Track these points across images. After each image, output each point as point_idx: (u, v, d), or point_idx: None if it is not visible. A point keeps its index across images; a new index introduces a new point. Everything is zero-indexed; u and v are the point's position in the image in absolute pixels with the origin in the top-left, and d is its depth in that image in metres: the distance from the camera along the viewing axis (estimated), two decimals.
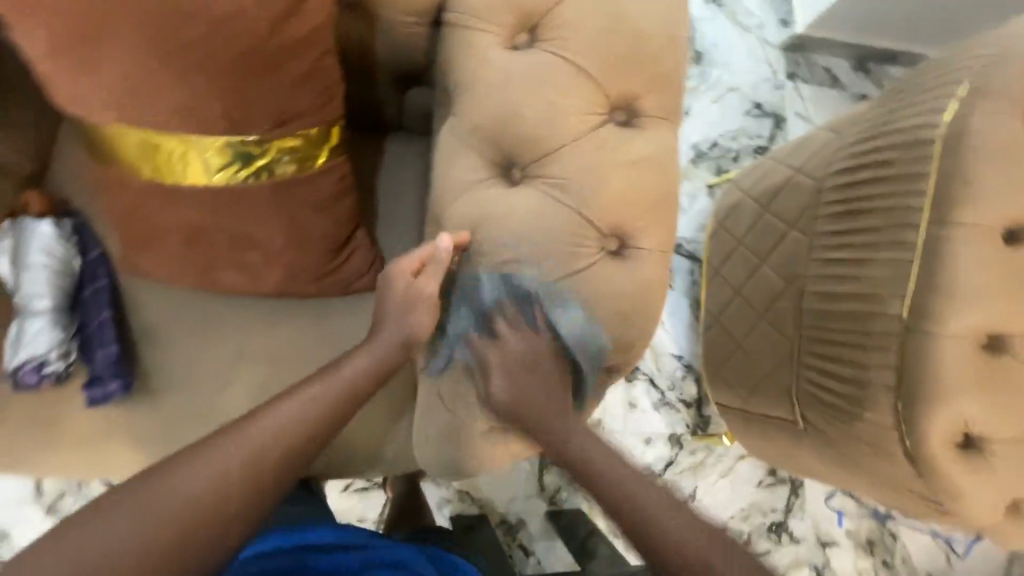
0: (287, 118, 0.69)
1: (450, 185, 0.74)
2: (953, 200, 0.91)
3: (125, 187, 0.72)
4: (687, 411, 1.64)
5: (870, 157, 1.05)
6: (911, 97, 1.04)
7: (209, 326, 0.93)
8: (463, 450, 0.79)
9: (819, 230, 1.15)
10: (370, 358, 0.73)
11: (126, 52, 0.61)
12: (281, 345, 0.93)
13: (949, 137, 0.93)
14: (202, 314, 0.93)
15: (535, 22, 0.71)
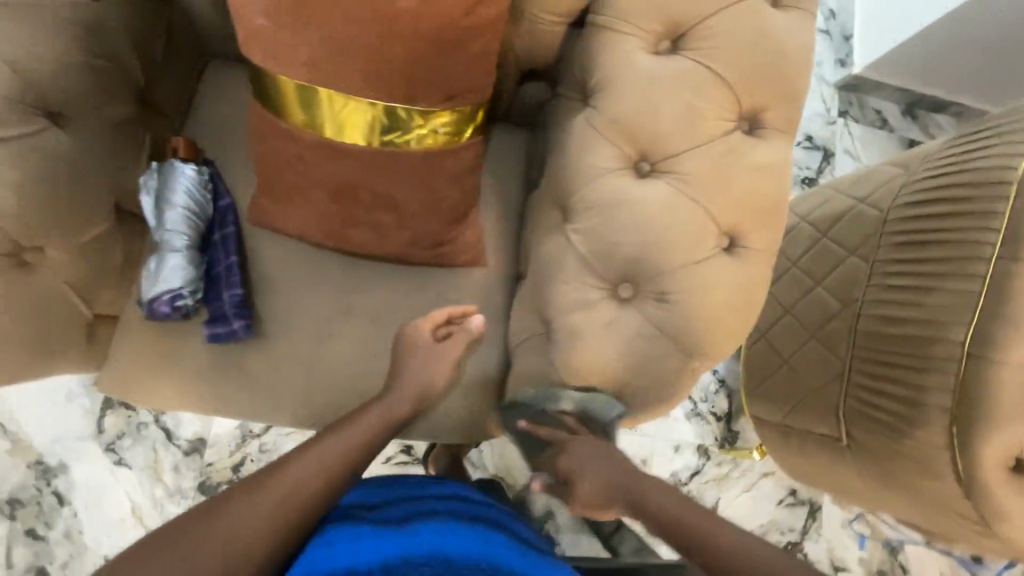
0: (454, 93, 0.74)
1: (584, 172, 0.80)
2: None
3: (291, 140, 0.79)
4: (717, 424, 1.69)
5: (943, 194, 1.12)
6: (987, 141, 1.11)
7: (320, 281, 0.99)
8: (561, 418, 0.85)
9: (884, 257, 1.22)
10: (390, 405, 0.85)
11: (333, 18, 0.66)
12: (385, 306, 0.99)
13: None
14: (314, 269, 0.98)
15: (680, 32, 0.78)
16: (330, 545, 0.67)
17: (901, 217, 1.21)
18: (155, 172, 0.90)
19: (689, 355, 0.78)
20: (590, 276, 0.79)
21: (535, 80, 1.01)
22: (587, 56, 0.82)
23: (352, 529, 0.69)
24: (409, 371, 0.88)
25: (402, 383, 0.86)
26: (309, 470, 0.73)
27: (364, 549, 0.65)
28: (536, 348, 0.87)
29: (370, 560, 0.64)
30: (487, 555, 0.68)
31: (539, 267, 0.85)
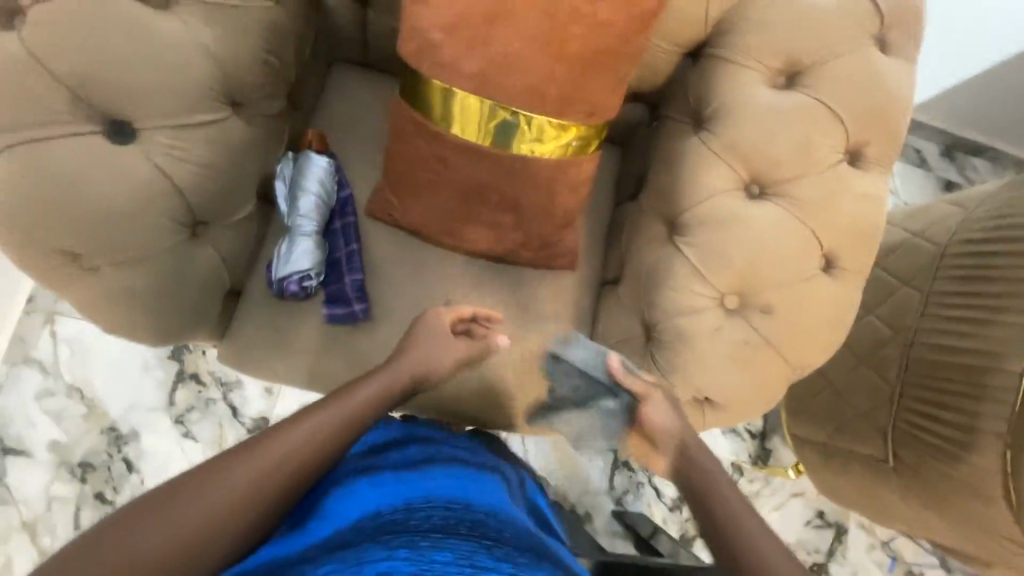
0: (596, 111, 0.83)
1: (699, 188, 0.88)
2: None
3: (435, 141, 0.87)
4: (750, 442, 1.66)
5: (1005, 232, 1.12)
6: None
7: (420, 270, 1.02)
8: None
9: (938, 289, 1.21)
10: (388, 378, 0.80)
11: (512, 39, 0.77)
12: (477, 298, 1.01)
13: None
14: (416, 258, 1.02)
15: (797, 69, 0.86)
16: (355, 492, 0.67)
17: (957, 252, 1.20)
18: (290, 160, 0.98)
19: (787, 362, 0.86)
20: (700, 284, 0.86)
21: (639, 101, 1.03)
22: (704, 84, 0.90)
23: (365, 480, 0.69)
24: (422, 349, 0.85)
25: (414, 370, 0.83)
26: (310, 431, 0.69)
27: (382, 497, 0.65)
28: (638, 350, 0.93)
29: (391, 504, 0.64)
30: (501, 501, 0.69)
31: (645, 272, 0.92)
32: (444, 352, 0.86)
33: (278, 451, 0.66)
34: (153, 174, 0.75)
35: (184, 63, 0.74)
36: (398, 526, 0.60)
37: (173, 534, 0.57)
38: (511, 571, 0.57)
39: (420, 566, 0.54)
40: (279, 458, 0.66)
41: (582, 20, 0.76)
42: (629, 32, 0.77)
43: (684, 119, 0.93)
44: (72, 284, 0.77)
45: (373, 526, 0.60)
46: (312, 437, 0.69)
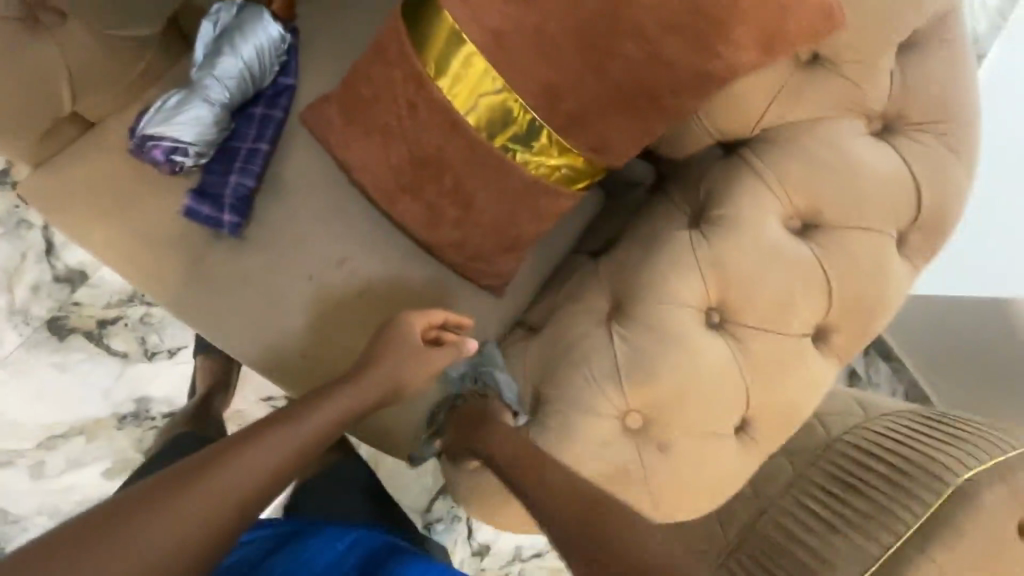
0: (602, 149, 0.69)
1: (663, 288, 0.76)
2: (955, 526, 0.79)
3: (413, 83, 0.69)
4: None
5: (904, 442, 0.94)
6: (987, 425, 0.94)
7: (324, 213, 0.81)
8: None
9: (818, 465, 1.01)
10: (357, 396, 0.69)
11: (554, 18, 0.61)
12: (372, 276, 0.82)
13: (994, 469, 0.83)
14: (327, 195, 0.81)
15: (816, 220, 0.77)
16: None
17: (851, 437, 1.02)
18: (237, 7, 0.77)
19: (654, 510, 0.76)
20: (611, 389, 0.74)
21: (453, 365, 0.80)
22: (722, 185, 0.79)
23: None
24: (390, 362, 0.72)
25: (388, 384, 0.72)
26: (262, 458, 0.57)
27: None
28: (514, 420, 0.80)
29: None
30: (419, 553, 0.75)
31: (562, 343, 0.79)
32: (401, 353, 0.73)
33: (220, 491, 0.52)
34: None
35: None
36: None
37: None
38: None
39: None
40: (272, 472, 0.57)
41: (641, 41, 0.60)
42: (682, 87, 0.63)
43: (702, 199, 0.81)
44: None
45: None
46: (255, 469, 0.56)
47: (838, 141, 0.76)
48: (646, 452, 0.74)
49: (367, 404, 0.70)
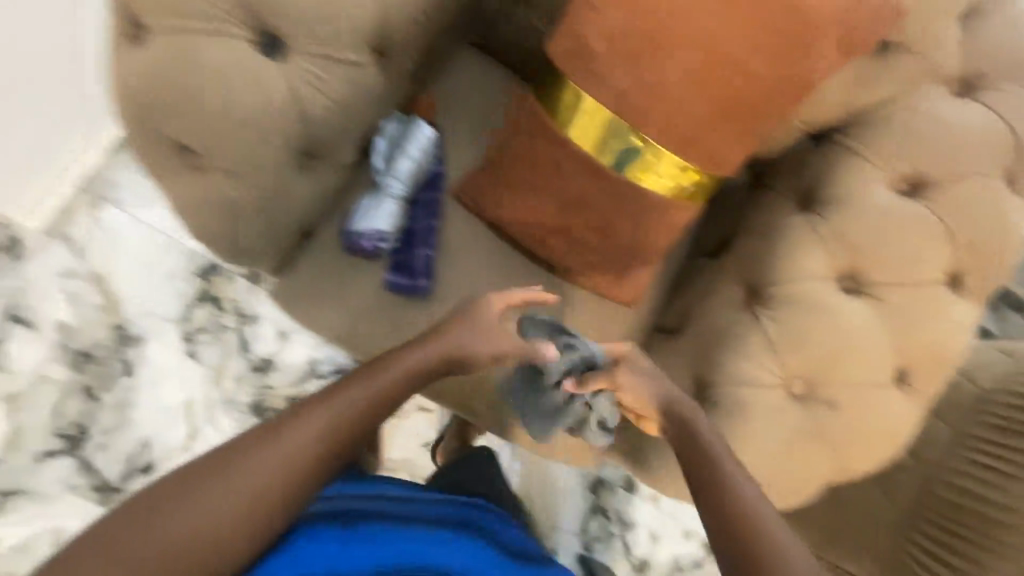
0: (721, 161, 0.81)
1: (794, 268, 0.87)
2: None
3: (555, 145, 0.86)
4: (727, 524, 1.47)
5: None
6: None
7: (488, 265, 1.00)
8: None
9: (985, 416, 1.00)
10: (419, 359, 0.80)
11: (667, 69, 0.75)
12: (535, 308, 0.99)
13: None
14: (487, 250, 1.00)
15: (922, 180, 0.85)
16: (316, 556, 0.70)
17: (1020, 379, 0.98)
18: (397, 119, 0.96)
19: (834, 465, 0.84)
20: (770, 364, 0.84)
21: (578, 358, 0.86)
22: (824, 169, 0.90)
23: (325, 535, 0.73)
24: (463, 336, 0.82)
25: (452, 351, 0.82)
26: (328, 416, 0.73)
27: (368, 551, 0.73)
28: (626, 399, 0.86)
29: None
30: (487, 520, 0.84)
31: (713, 333, 0.90)
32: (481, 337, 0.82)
33: (287, 448, 0.70)
34: (288, 97, 0.71)
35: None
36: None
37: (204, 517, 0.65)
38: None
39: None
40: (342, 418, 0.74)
41: (741, 71, 0.75)
42: (780, 96, 0.76)
43: (808, 185, 0.91)
44: (175, 177, 0.74)
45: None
46: (297, 453, 0.70)
47: (924, 109, 0.85)
48: (814, 414, 0.83)
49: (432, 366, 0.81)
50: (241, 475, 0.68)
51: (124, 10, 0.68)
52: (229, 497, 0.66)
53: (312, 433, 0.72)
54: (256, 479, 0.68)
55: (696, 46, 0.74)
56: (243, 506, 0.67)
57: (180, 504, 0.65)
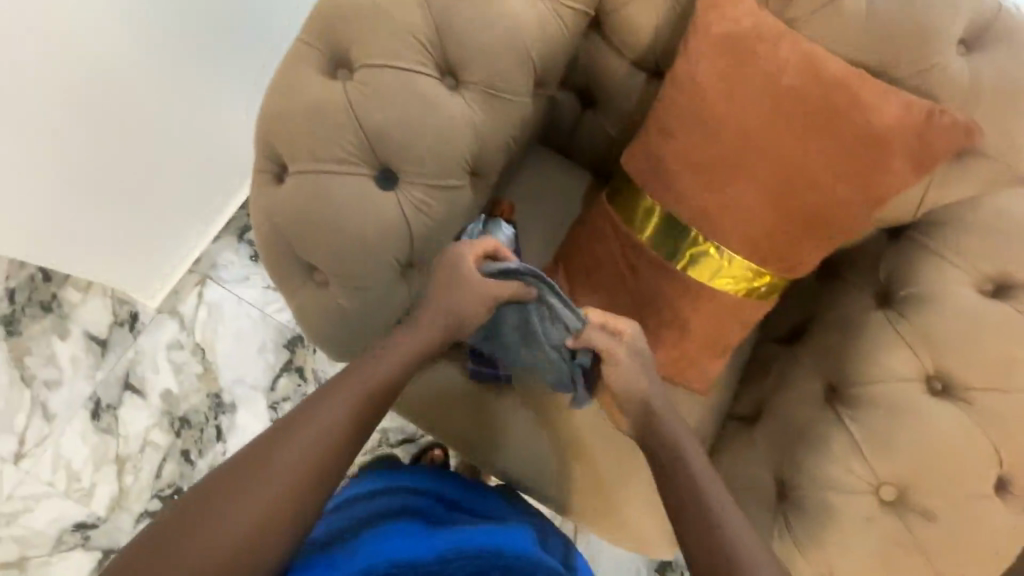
0: (797, 267, 0.84)
1: (878, 368, 0.87)
2: None
3: (630, 249, 0.91)
4: None
5: None
6: None
7: None
8: None
9: None
10: (405, 349, 0.79)
11: (744, 188, 0.79)
12: None
13: None
14: None
15: (1011, 281, 0.85)
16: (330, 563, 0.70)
17: None
18: (480, 221, 1.02)
19: None
20: (859, 468, 0.83)
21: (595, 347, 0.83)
22: (900, 267, 0.91)
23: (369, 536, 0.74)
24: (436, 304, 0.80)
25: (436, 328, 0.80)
26: (333, 412, 0.73)
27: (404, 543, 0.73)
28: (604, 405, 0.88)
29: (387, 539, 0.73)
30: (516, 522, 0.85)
31: (796, 431, 0.90)
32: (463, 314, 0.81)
33: (300, 447, 0.70)
34: (399, 222, 0.80)
35: (459, 137, 0.80)
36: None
37: (235, 534, 0.65)
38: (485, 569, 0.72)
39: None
40: (344, 410, 0.74)
41: (819, 189, 0.77)
42: (859, 210, 0.78)
43: (886, 284, 0.92)
44: (301, 289, 0.85)
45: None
46: (303, 460, 0.70)
47: (1006, 211, 0.85)
48: (910, 524, 0.81)
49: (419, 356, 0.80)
50: (261, 482, 0.68)
51: (271, 154, 0.80)
52: (256, 510, 0.66)
53: (322, 426, 0.72)
54: (279, 483, 0.68)
55: (769, 168, 0.77)
56: (272, 505, 0.67)
57: (206, 523, 0.65)
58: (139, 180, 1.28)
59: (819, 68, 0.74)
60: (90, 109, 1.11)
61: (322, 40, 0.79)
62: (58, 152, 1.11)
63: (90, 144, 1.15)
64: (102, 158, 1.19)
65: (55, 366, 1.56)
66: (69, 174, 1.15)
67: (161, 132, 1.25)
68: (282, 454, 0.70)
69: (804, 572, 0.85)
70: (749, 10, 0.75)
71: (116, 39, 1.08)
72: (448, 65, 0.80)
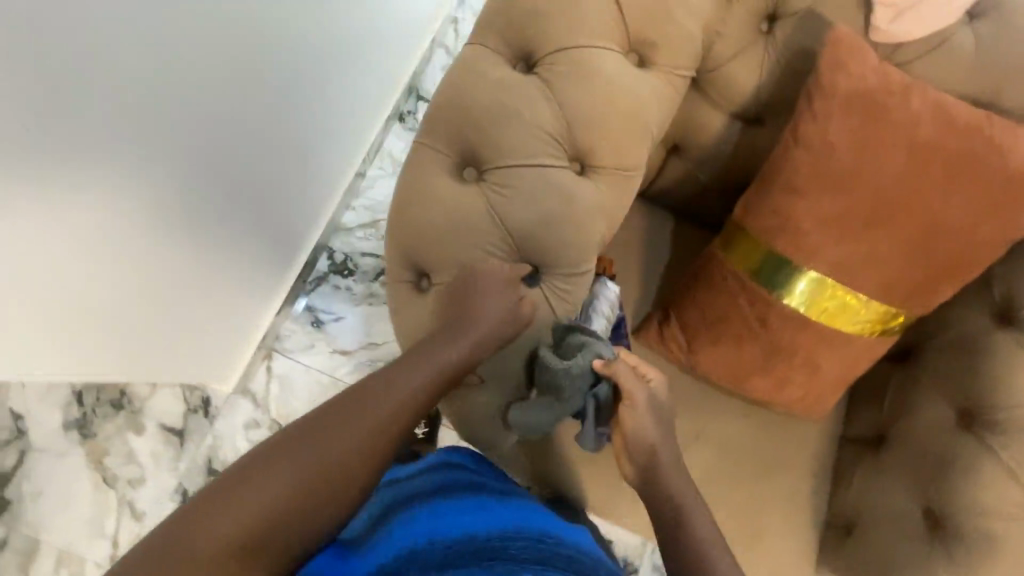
0: (932, 303, 0.86)
1: (1018, 392, 0.88)
2: None
3: (759, 304, 0.90)
4: None
5: None
6: None
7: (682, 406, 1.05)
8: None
9: None
10: (460, 345, 0.75)
11: (884, 238, 0.81)
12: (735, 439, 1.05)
13: None
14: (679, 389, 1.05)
15: None
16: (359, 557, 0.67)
17: None
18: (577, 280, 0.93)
19: None
20: (1014, 492, 0.87)
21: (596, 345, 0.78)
22: (1019, 282, 0.91)
23: (420, 510, 0.72)
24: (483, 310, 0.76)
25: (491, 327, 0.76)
26: (400, 399, 0.70)
27: (462, 519, 0.71)
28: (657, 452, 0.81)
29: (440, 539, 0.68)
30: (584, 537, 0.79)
31: (940, 458, 0.94)
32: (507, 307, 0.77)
33: (343, 443, 0.65)
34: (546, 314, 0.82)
35: (594, 224, 0.79)
36: (503, 553, 0.66)
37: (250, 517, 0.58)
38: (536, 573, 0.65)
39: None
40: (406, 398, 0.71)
41: (959, 233, 0.79)
42: (998, 246, 0.81)
43: (1005, 301, 0.92)
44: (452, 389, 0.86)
45: (474, 547, 0.66)
46: (340, 451, 0.64)
47: None
48: None
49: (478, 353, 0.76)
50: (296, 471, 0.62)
51: (410, 263, 0.81)
52: (279, 492, 0.60)
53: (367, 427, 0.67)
54: (308, 471, 0.62)
55: (909, 218, 0.79)
56: (291, 491, 0.61)
57: (224, 502, 0.58)
58: (195, 253, 1.06)
59: (953, 118, 0.77)
60: (173, 201, 0.93)
61: (449, 144, 0.79)
62: (126, 244, 0.88)
63: (157, 240, 0.94)
64: (190, 209, 0.98)
65: (135, 464, 1.50)
66: (126, 274, 0.92)
67: (245, 175, 1.08)
68: (317, 443, 0.64)
69: None
70: (873, 67, 0.77)
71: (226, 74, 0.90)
72: (573, 151, 0.79)
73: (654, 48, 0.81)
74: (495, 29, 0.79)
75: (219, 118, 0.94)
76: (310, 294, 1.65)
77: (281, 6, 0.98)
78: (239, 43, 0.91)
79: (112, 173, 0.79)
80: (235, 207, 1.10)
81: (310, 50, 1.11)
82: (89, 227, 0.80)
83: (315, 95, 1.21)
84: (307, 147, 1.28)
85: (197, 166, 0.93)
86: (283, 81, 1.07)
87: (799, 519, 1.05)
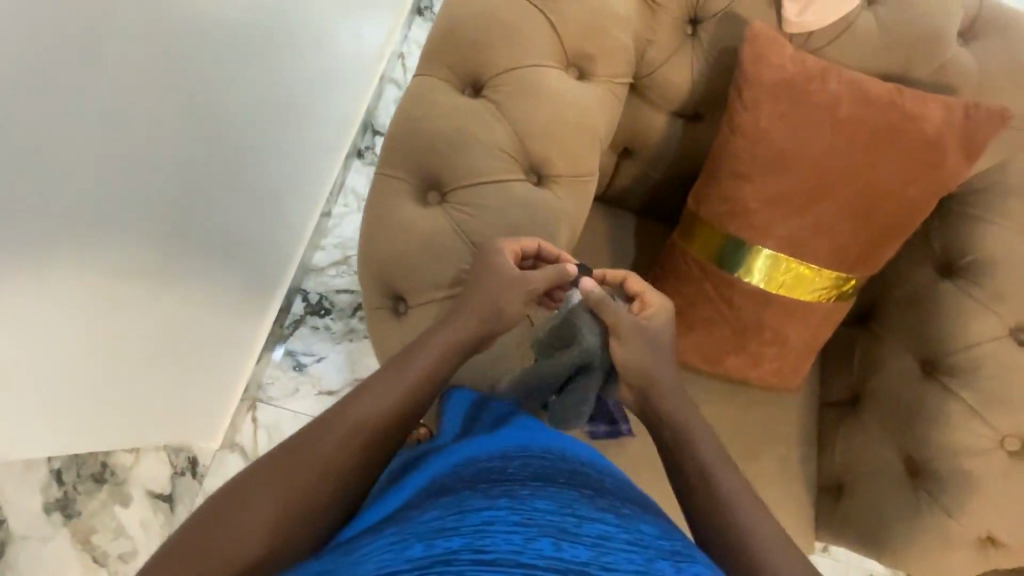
0: (879, 262, 0.93)
1: (968, 336, 0.94)
2: None
3: (722, 285, 0.94)
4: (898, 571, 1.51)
5: None
6: None
7: None
8: (932, 543, 0.97)
9: None
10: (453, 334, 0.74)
11: (827, 208, 0.87)
12: (721, 419, 1.09)
13: None
14: None
15: None
16: (372, 510, 0.64)
17: None
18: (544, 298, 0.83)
19: None
20: (980, 430, 0.93)
21: (594, 314, 0.79)
22: (953, 237, 0.98)
23: (442, 455, 0.69)
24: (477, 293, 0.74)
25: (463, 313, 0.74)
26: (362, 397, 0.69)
27: (470, 454, 0.67)
28: (650, 401, 0.79)
29: (438, 481, 0.63)
30: (589, 454, 0.71)
31: (911, 408, 1.00)
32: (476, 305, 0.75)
33: (322, 456, 0.65)
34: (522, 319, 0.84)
35: (558, 230, 0.83)
36: (503, 477, 0.61)
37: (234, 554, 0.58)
38: (508, 506, 0.56)
39: (530, 526, 0.53)
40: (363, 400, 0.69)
41: (892, 196, 0.86)
42: (929, 201, 0.88)
43: (944, 257, 0.99)
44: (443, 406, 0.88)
45: (471, 474, 0.62)
46: (319, 461, 0.65)
47: None
48: None
49: (451, 341, 0.74)
50: (278, 494, 0.62)
51: (387, 290, 0.82)
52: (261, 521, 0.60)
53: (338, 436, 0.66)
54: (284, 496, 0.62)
55: (845, 187, 0.86)
56: (264, 514, 0.61)
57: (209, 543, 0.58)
58: (180, 248, 1.02)
59: (868, 95, 0.84)
60: (131, 221, 0.87)
61: (412, 171, 0.82)
62: (96, 257, 0.84)
63: (118, 260, 0.88)
64: (168, 204, 0.94)
65: (127, 538, 1.38)
66: (102, 286, 0.87)
67: (217, 181, 1.06)
68: (304, 465, 0.64)
69: (956, 531, 0.95)
70: (791, 56, 0.84)
71: (191, 78, 0.89)
72: (530, 163, 0.83)
73: (591, 61, 0.86)
74: (441, 58, 0.84)
75: (191, 118, 0.92)
76: (289, 337, 1.64)
77: (237, 30, 0.98)
78: (204, 55, 0.91)
79: (76, 175, 0.75)
80: (197, 233, 1.05)
81: (267, 85, 1.12)
82: (36, 250, 0.74)
83: (273, 129, 1.20)
84: (278, 162, 1.27)
85: (158, 177, 0.90)
86: (248, 100, 1.07)
87: (793, 487, 1.09)
